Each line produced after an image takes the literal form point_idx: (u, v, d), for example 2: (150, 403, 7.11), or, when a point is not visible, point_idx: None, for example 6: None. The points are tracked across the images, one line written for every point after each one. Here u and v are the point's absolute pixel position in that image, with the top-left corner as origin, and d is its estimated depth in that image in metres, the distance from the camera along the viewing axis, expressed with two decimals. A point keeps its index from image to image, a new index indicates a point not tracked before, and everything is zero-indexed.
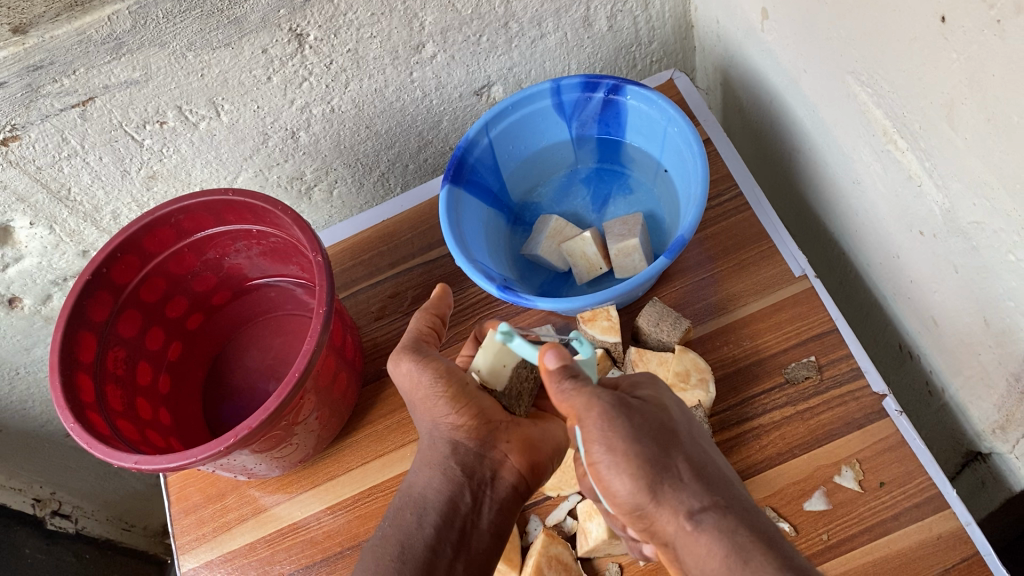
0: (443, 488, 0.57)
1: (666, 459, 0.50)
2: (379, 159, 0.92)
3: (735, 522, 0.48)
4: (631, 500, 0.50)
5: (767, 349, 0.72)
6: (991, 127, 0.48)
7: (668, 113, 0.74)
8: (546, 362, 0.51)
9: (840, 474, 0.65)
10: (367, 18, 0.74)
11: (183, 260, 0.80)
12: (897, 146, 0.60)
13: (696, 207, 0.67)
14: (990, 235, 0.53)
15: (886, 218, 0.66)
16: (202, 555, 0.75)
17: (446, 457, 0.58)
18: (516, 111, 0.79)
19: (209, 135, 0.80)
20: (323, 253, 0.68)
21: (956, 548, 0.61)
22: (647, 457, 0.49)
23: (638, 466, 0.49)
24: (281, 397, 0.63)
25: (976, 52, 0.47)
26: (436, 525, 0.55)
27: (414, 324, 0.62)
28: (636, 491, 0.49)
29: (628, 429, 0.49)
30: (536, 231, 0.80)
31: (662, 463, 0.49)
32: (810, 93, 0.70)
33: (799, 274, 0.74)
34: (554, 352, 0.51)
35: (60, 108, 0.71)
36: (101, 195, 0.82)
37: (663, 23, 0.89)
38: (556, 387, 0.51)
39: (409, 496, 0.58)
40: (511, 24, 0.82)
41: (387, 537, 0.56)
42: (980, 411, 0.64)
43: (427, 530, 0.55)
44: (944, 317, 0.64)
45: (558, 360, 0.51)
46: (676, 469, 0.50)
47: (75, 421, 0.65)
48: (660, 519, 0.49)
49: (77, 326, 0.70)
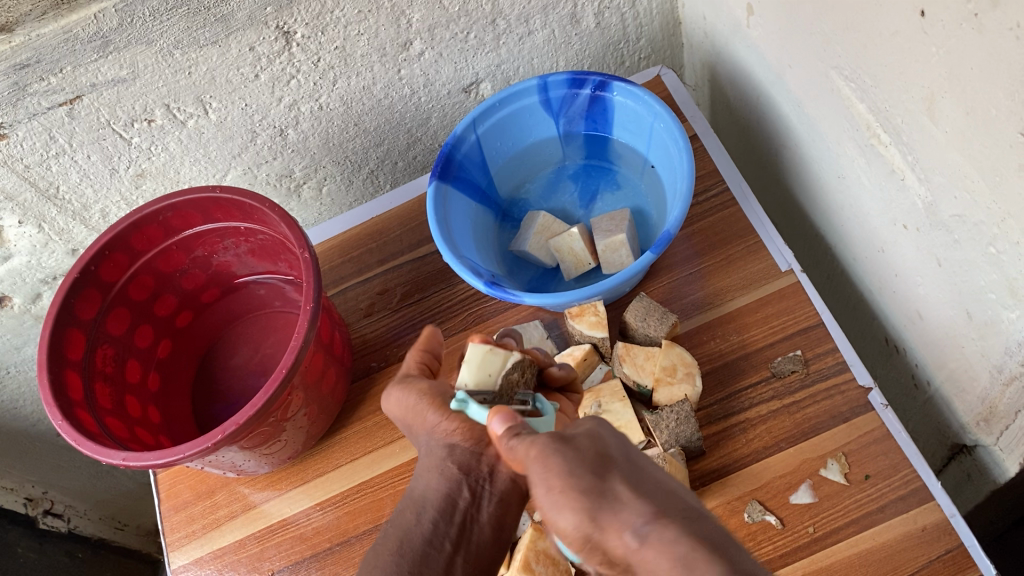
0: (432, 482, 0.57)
1: (602, 485, 0.41)
2: (368, 156, 0.92)
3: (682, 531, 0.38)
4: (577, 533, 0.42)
5: (753, 343, 0.72)
6: (970, 121, 0.49)
7: (654, 109, 0.74)
8: (494, 427, 0.47)
9: (825, 467, 0.66)
10: (354, 15, 0.75)
11: (172, 258, 0.80)
12: (880, 140, 0.60)
13: (682, 203, 0.68)
14: (971, 228, 0.53)
15: (871, 212, 0.67)
16: (192, 551, 0.76)
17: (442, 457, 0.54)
18: (503, 107, 0.79)
19: (197, 133, 0.80)
20: (310, 250, 0.68)
21: (940, 540, 0.61)
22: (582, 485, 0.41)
23: (576, 495, 0.41)
24: (268, 394, 0.63)
25: (955, 46, 0.47)
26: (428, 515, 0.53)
27: (406, 362, 0.60)
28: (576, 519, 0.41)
29: (561, 461, 0.42)
30: (524, 227, 0.80)
31: (599, 489, 0.41)
32: (795, 88, 0.70)
33: (785, 269, 0.74)
34: (500, 415, 0.47)
35: (47, 106, 0.71)
36: (89, 193, 0.82)
37: (651, 19, 0.89)
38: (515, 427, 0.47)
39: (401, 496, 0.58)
40: (499, 21, 0.82)
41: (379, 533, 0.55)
42: (965, 404, 0.65)
43: (426, 524, 0.52)
44: (928, 310, 0.64)
45: (506, 423, 0.47)
46: (616, 492, 0.41)
47: (63, 418, 0.65)
48: (610, 541, 0.40)
49: (65, 324, 0.70)
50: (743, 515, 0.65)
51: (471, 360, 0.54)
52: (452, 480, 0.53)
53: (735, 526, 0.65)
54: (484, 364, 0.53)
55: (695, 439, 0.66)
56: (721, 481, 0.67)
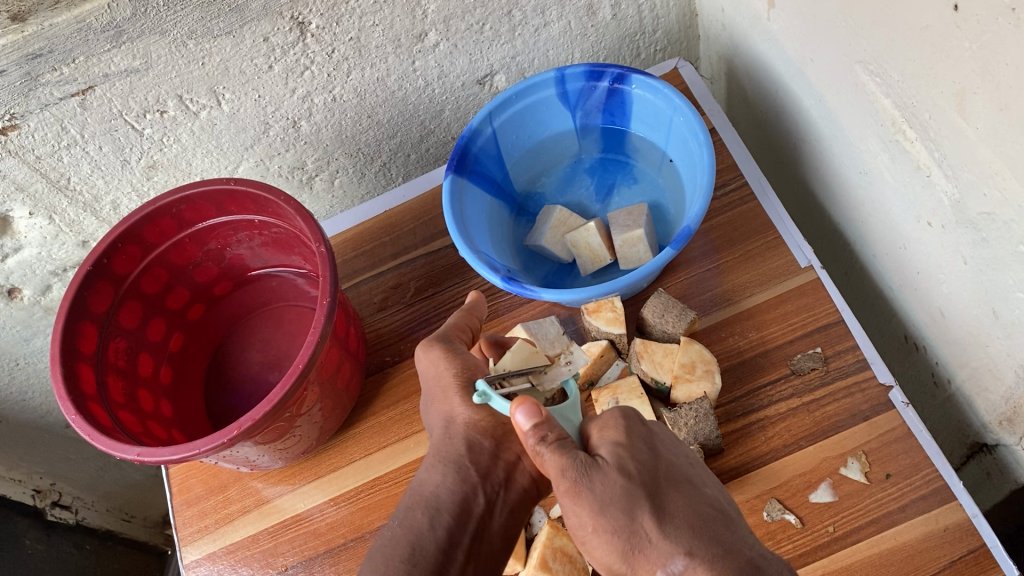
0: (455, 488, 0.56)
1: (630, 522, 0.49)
2: (381, 149, 0.91)
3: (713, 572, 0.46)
4: (614, 567, 0.51)
5: (773, 340, 0.71)
6: (1003, 117, 0.48)
7: (674, 102, 0.73)
8: (518, 421, 0.50)
9: (845, 466, 0.65)
10: (370, 6, 0.74)
11: (184, 250, 0.79)
12: (905, 136, 0.59)
13: (703, 198, 0.67)
14: (1000, 225, 0.53)
15: (893, 208, 0.66)
16: (204, 546, 0.75)
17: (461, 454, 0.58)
18: (520, 100, 0.78)
19: (209, 124, 0.80)
20: (326, 243, 0.67)
21: (962, 540, 0.61)
22: (610, 529, 0.50)
23: (609, 539, 0.50)
24: (284, 389, 0.63)
25: (990, 41, 0.46)
26: (449, 527, 0.54)
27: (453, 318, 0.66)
28: (617, 559, 0.50)
29: (591, 503, 0.50)
30: (540, 221, 0.79)
31: (626, 530, 0.49)
32: (817, 82, 0.69)
33: (805, 265, 0.73)
34: (525, 409, 0.49)
35: (59, 96, 0.70)
36: (101, 184, 0.81)
37: (667, 11, 0.88)
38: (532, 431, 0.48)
39: (420, 495, 0.57)
40: (515, 12, 0.81)
41: (396, 537, 0.54)
42: (987, 403, 0.64)
43: (440, 531, 0.54)
44: (951, 308, 0.64)
45: (529, 416, 0.50)
46: (643, 530, 0.49)
47: (77, 412, 0.65)
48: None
49: (79, 317, 0.70)
50: (762, 514, 0.65)
51: (517, 351, 0.58)
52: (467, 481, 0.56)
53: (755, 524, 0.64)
54: (529, 361, 0.58)
55: (715, 436, 0.65)
56: (741, 478, 0.67)
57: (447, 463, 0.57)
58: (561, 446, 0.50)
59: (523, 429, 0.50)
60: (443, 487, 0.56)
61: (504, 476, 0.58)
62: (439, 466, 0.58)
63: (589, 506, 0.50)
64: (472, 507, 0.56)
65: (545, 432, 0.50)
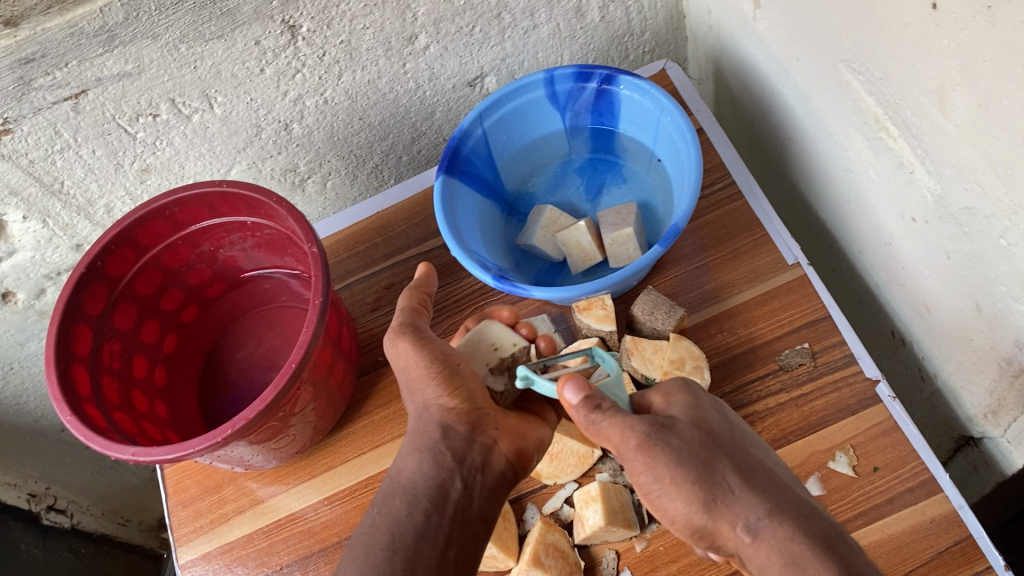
0: (431, 475, 0.57)
1: (712, 474, 0.52)
2: (373, 150, 0.92)
3: (792, 529, 0.50)
4: (692, 522, 0.53)
5: (761, 336, 0.72)
6: (982, 113, 0.49)
7: (661, 102, 0.74)
8: (566, 396, 0.53)
9: (834, 460, 0.66)
10: (360, 9, 0.74)
11: (177, 252, 0.79)
12: (888, 133, 0.60)
13: (691, 196, 0.68)
14: (982, 220, 0.53)
15: (878, 204, 0.67)
16: (200, 547, 0.76)
17: (437, 440, 0.57)
18: (510, 101, 0.79)
19: (202, 127, 0.80)
20: (318, 244, 0.68)
21: (949, 531, 0.61)
22: (691, 481, 0.52)
23: (689, 490, 0.52)
24: (278, 388, 0.63)
25: (967, 38, 0.47)
26: (426, 513, 0.55)
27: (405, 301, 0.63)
28: (693, 513, 0.53)
29: (668, 454, 0.52)
30: (531, 221, 0.80)
31: (709, 481, 0.52)
32: (802, 81, 0.70)
33: (792, 262, 0.74)
34: (572, 386, 0.53)
35: (52, 101, 0.71)
36: (94, 188, 0.82)
37: (655, 13, 0.89)
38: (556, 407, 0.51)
39: (399, 482, 0.58)
40: (504, 15, 0.82)
41: (376, 526, 0.56)
42: (972, 397, 0.65)
43: (418, 517, 0.55)
44: (936, 303, 0.64)
45: (578, 391, 0.53)
46: (725, 483, 0.52)
47: (72, 414, 0.65)
48: (721, 534, 0.52)
49: (73, 319, 0.70)
50: None
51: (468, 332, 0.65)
52: (446, 467, 0.56)
53: None
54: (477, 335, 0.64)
55: None
56: None
57: (424, 452, 0.58)
58: (615, 411, 0.53)
59: (574, 404, 0.53)
60: (420, 473, 0.57)
61: (481, 459, 0.58)
62: (415, 454, 0.58)
63: (667, 457, 0.52)
64: (450, 493, 0.56)
65: (598, 402, 0.53)
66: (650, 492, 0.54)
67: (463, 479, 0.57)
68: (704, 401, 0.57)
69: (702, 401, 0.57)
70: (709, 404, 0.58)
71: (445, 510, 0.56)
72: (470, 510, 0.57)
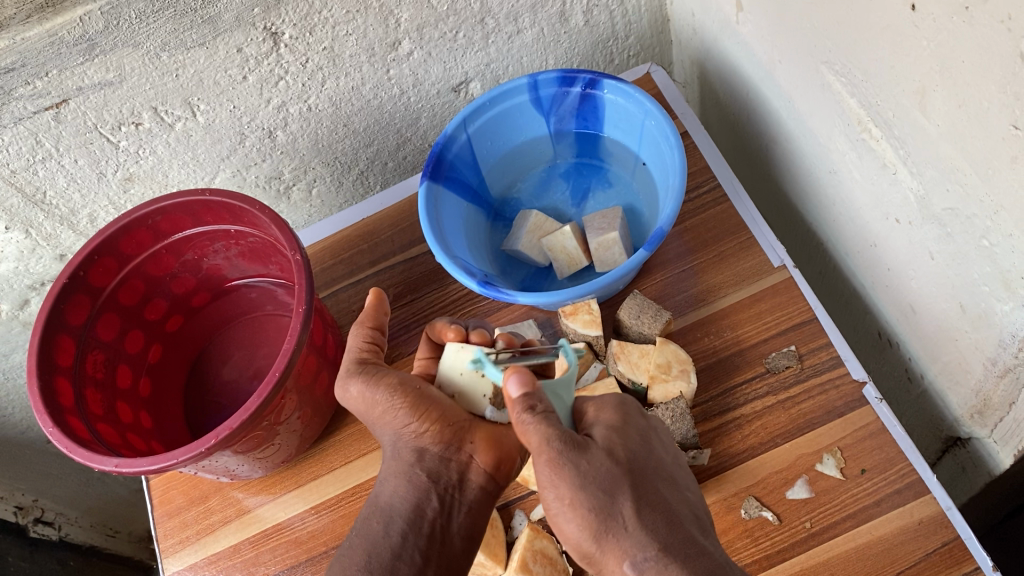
0: (408, 496, 0.57)
1: (611, 505, 0.50)
2: (358, 157, 0.92)
3: (677, 572, 0.48)
4: (583, 546, 0.52)
5: (747, 339, 0.72)
6: (962, 113, 0.49)
7: (645, 106, 0.74)
8: (510, 390, 0.52)
9: (821, 462, 0.66)
10: (342, 16, 0.74)
11: (161, 261, 0.79)
12: (871, 135, 0.60)
13: (675, 200, 0.68)
14: (964, 220, 0.53)
15: (862, 206, 0.67)
16: (186, 557, 0.75)
17: (410, 464, 0.58)
18: (494, 106, 0.78)
19: (185, 135, 0.80)
20: (302, 251, 0.68)
21: (937, 533, 0.61)
22: (589, 507, 0.50)
23: (588, 509, 0.50)
24: (261, 397, 0.63)
25: (946, 39, 0.47)
26: (403, 534, 0.55)
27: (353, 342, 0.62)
28: (585, 539, 0.51)
29: (574, 476, 0.50)
30: (516, 226, 0.80)
31: (606, 512, 0.50)
32: (785, 84, 0.70)
33: (778, 265, 0.74)
34: (515, 381, 0.52)
35: (33, 110, 0.70)
36: (77, 198, 0.82)
37: (639, 17, 0.89)
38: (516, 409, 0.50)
39: (376, 505, 0.59)
40: (487, 20, 0.82)
41: (354, 548, 0.56)
42: (958, 397, 0.65)
43: (394, 538, 0.55)
44: (921, 304, 0.64)
45: (521, 386, 0.52)
46: (621, 516, 0.50)
47: (54, 425, 0.65)
48: (608, 565, 0.51)
49: (55, 330, 0.70)
50: (740, 512, 0.65)
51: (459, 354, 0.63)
52: (420, 488, 0.57)
53: (732, 522, 0.65)
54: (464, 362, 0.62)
55: (691, 436, 0.66)
56: (718, 477, 0.67)
57: (402, 476, 0.58)
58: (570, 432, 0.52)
59: (514, 399, 0.52)
60: (397, 497, 0.58)
61: (458, 477, 0.59)
62: (393, 478, 0.59)
63: (572, 478, 0.50)
64: (427, 512, 0.56)
65: (532, 402, 0.51)
66: (549, 509, 0.52)
67: (441, 500, 0.57)
68: (631, 427, 0.56)
69: (630, 427, 0.56)
70: (636, 432, 0.56)
71: (421, 530, 0.56)
72: (449, 531, 0.57)
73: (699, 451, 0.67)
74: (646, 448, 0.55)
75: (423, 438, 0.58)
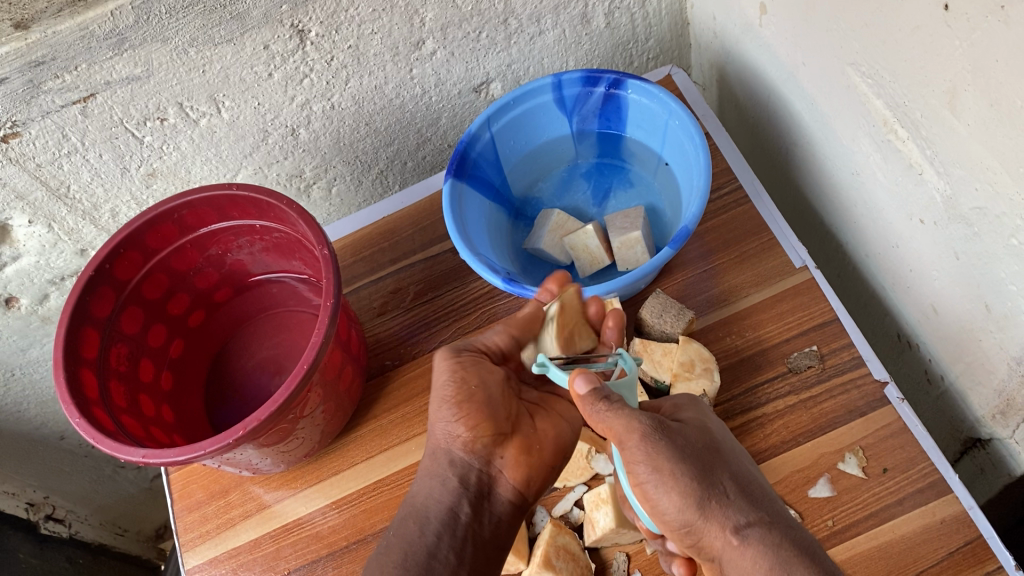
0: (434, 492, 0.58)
1: (711, 475, 0.51)
2: (378, 156, 0.92)
3: (781, 537, 0.49)
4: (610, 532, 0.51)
5: (769, 339, 0.72)
6: (994, 113, 0.49)
7: (669, 106, 0.75)
8: (576, 388, 0.52)
9: (843, 461, 0.66)
10: (368, 14, 0.75)
11: (186, 256, 0.79)
12: (897, 135, 0.61)
13: (700, 198, 0.68)
14: (992, 220, 0.54)
15: (886, 208, 0.67)
16: (205, 552, 0.75)
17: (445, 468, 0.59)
18: (518, 106, 0.79)
19: (209, 131, 0.80)
20: (329, 246, 0.68)
21: (959, 532, 0.62)
22: (693, 474, 0.50)
23: None
24: (289, 390, 0.63)
25: (980, 39, 0.48)
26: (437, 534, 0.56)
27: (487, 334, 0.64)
28: (685, 509, 0.50)
29: None
30: (538, 225, 0.80)
31: (709, 480, 0.50)
32: (809, 86, 0.71)
33: (799, 266, 0.75)
34: (582, 376, 0.52)
35: (61, 104, 0.70)
36: (100, 193, 0.82)
37: (659, 20, 0.90)
38: (589, 411, 0.51)
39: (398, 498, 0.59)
40: (510, 21, 0.83)
41: (388, 543, 0.56)
42: (980, 398, 0.65)
43: (430, 538, 0.56)
44: (944, 305, 0.65)
45: (589, 383, 0.52)
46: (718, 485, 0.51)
47: (81, 417, 0.65)
48: (709, 534, 0.50)
49: (81, 322, 0.70)
50: None
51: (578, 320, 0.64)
52: None
53: None
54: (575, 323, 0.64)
55: None
56: None
57: (434, 478, 0.59)
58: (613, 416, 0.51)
59: (582, 395, 0.52)
60: (431, 498, 0.58)
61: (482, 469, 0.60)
62: (427, 481, 0.60)
63: (672, 451, 0.50)
64: (461, 515, 0.57)
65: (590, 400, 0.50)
66: None
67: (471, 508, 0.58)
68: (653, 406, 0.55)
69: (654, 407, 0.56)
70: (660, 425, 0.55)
71: (456, 532, 0.57)
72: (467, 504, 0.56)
73: None
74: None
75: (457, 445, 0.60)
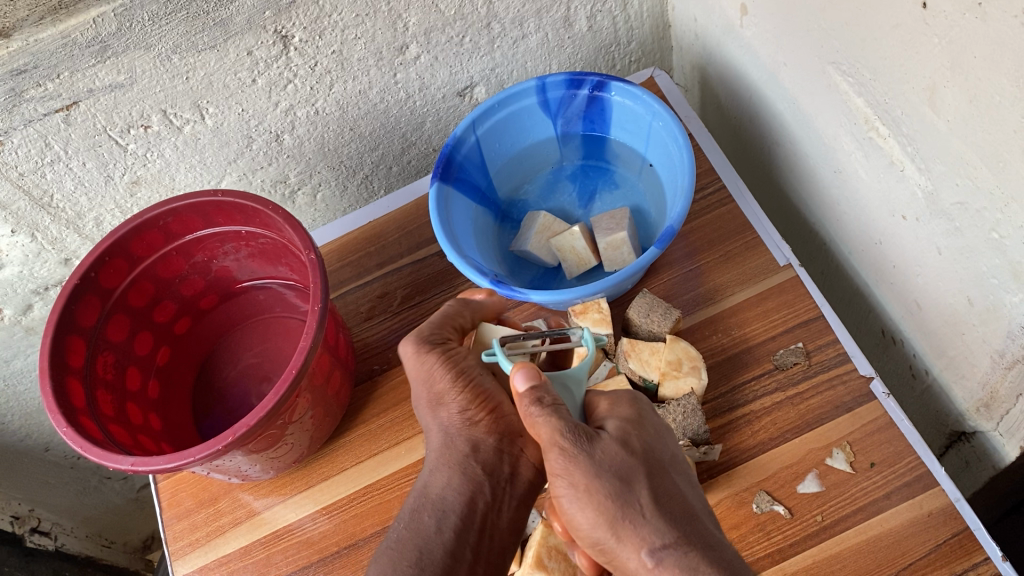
0: (426, 494, 0.58)
1: (628, 495, 0.50)
2: (363, 161, 0.92)
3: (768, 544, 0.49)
4: (594, 535, 0.51)
5: (754, 337, 0.73)
6: (973, 108, 0.50)
7: (653, 108, 0.75)
8: (516, 384, 0.51)
9: (831, 457, 0.66)
10: (352, 19, 0.75)
11: (171, 263, 0.79)
12: (878, 133, 0.61)
13: (684, 199, 0.69)
14: (973, 215, 0.55)
15: (868, 205, 0.68)
16: (195, 560, 0.75)
17: (466, 456, 0.58)
18: (503, 108, 0.79)
19: (193, 139, 0.80)
20: (316, 251, 0.68)
21: (946, 524, 0.62)
22: (606, 492, 0.49)
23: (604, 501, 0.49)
24: (278, 395, 0.63)
25: (958, 36, 0.48)
26: (455, 530, 0.55)
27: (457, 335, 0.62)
28: (597, 526, 0.50)
29: (593, 465, 0.49)
30: (525, 227, 0.81)
31: (623, 497, 0.49)
32: (790, 86, 0.72)
33: (783, 264, 0.76)
34: (524, 373, 0.51)
35: (43, 112, 0.70)
36: (84, 201, 0.81)
37: (641, 23, 0.91)
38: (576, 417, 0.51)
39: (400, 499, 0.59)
40: (493, 25, 0.83)
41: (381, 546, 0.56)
42: (964, 391, 0.66)
43: (447, 534, 0.54)
44: (927, 300, 0.66)
45: (528, 380, 0.51)
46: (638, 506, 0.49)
47: (68, 426, 0.64)
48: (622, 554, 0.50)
49: (67, 331, 0.69)
50: (751, 506, 0.66)
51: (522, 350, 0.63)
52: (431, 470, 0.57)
53: (745, 517, 0.66)
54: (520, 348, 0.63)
55: (703, 432, 0.67)
56: (729, 472, 0.68)
57: (454, 466, 0.57)
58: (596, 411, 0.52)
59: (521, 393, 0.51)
60: (450, 488, 0.57)
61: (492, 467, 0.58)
62: (444, 469, 0.58)
63: (585, 467, 0.49)
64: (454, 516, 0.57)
65: (540, 395, 0.51)
66: (565, 497, 0.51)
67: (494, 493, 0.58)
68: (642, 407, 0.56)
69: (641, 406, 0.56)
70: (653, 425, 0.55)
71: (474, 524, 0.56)
72: (459, 505, 0.56)
73: (710, 447, 0.68)
74: (661, 440, 0.55)
75: (477, 429, 0.59)
